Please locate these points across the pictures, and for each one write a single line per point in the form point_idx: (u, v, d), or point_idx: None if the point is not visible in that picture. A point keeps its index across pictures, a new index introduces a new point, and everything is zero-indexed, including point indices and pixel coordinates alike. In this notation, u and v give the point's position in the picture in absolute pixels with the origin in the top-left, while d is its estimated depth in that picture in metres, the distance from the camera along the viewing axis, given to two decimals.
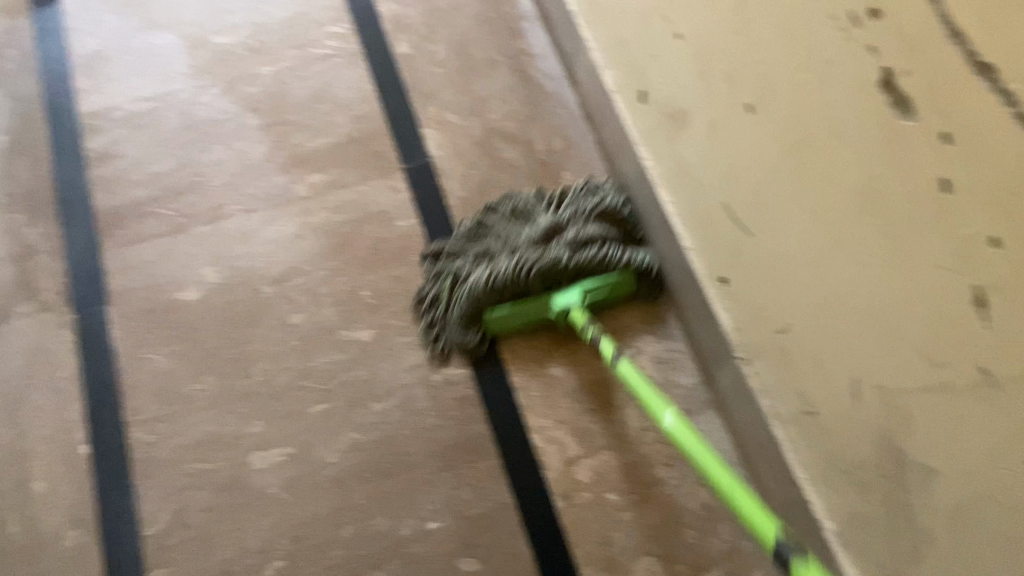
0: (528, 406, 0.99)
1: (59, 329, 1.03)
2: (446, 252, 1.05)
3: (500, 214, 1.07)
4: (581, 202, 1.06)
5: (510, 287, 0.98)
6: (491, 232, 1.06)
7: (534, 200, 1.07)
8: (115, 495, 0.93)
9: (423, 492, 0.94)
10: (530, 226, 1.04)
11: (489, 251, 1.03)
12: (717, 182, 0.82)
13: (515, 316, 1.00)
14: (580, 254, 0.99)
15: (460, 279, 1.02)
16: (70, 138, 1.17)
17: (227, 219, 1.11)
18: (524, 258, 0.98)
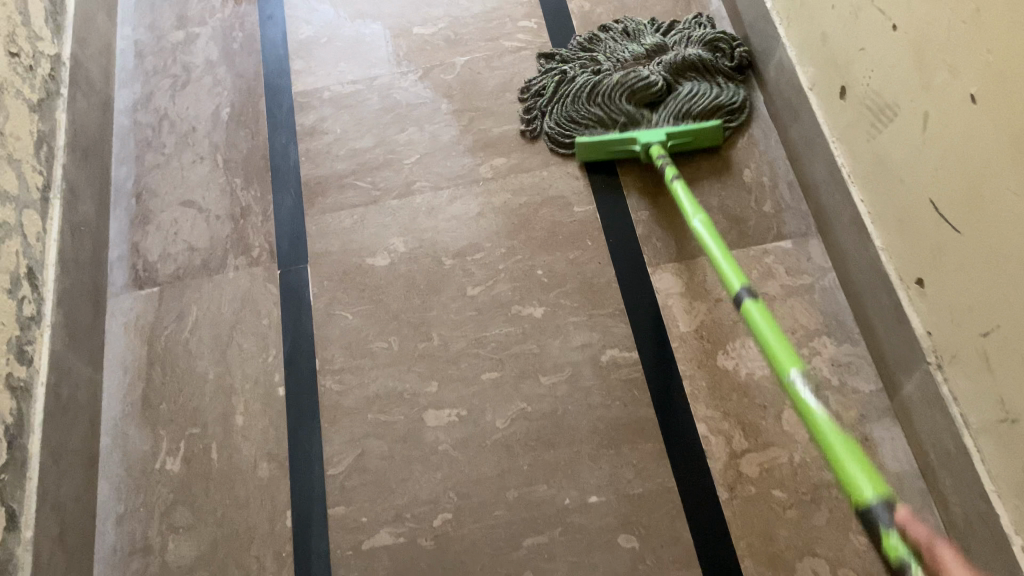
0: (695, 394, 0.99)
1: (265, 282, 1.13)
2: (560, 57, 1.26)
3: (613, 33, 1.26)
4: (687, 31, 1.24)
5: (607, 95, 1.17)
6: (602, 41, 1.25)
7: (648, 26, 1.26)
8: (304, 435, 1.01)
9: (586, 466, 0.96)
10: (637, 45, 1.23)
11: (595, 57, 1.23)
12: (922, 178, 0.81)
13: (600, 148, 1.15)
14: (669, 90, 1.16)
15: (567, 77, 1.22)
16: (283, 113, 1.29)
17: (416, 194, 1.19)
18: (625, 81, 1.16)
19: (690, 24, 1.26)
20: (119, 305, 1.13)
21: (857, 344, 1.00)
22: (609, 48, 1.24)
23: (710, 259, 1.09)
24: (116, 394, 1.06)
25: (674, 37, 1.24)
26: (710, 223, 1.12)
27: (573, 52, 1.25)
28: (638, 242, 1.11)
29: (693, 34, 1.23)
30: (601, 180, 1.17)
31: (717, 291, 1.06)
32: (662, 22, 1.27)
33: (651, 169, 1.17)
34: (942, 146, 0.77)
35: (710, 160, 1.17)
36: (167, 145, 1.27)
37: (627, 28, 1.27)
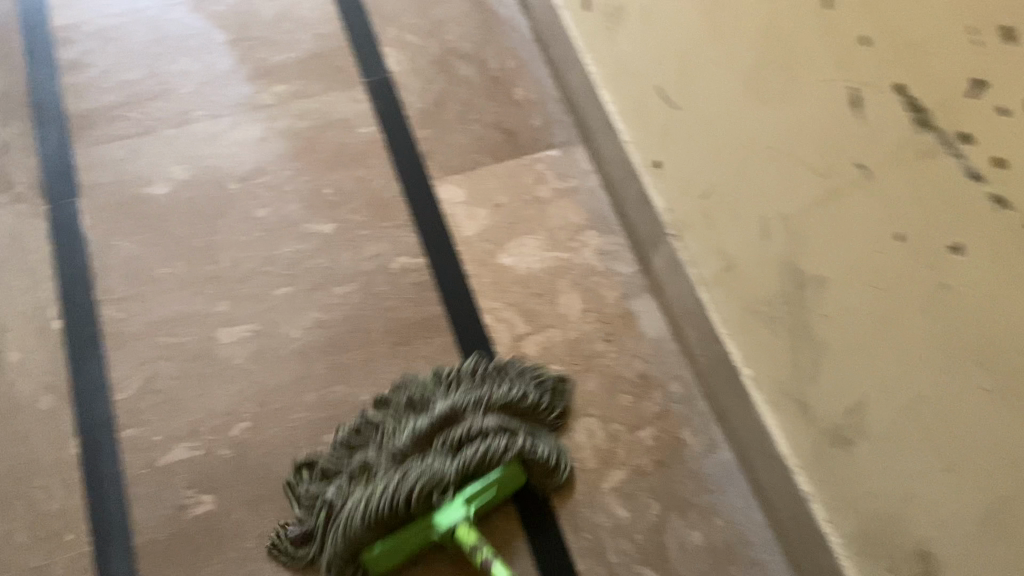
0: (479, 290, 1.07)
1: (32, 218, 1.07)
2: (319, 468, 0.90)
3: (391, 409, 0.93)
4: (480, 390, 0.93)
5: (388, 517, 0.83)
6: (373, 441, 0.90)
7: (425, 384, 0.94)
8: (87, 365, 0.98)
9: (382, 363, 1.01)
10: (419, 421, 0.90)
11: (361, 462, 0.87)
12: (649, 66, 0.91)
13: (395, 549, 0.84)
14: (462, 457, 0.86)
15: (335, 510, 0.85)
16: (43, 49, 1.22)
17: (194, 122, 1.17)
18: (415, 488, 0.83)
19: (484, 367, 0.96)
20: None
21: (618, 235, 1.12)
22: (384, 436, 0.90)
23: (487, 171, 1.16)
24: None
25: (466, 394, 0.92)
26: (486, 138, 1.19)
27: (328, 458, 0.90)
28: (421, 158, 1.17)
29: (496, 394, 0.93)
30: (383, 103, 1.21)
31: (496, 198, 1.14)
32: (447, 372, 0.96)
33: (430, 92, 1.22)
34: (654, 41, 0.89)
35: (484, 81, 1.24)
36: None
37: (409, 399, 0.93)
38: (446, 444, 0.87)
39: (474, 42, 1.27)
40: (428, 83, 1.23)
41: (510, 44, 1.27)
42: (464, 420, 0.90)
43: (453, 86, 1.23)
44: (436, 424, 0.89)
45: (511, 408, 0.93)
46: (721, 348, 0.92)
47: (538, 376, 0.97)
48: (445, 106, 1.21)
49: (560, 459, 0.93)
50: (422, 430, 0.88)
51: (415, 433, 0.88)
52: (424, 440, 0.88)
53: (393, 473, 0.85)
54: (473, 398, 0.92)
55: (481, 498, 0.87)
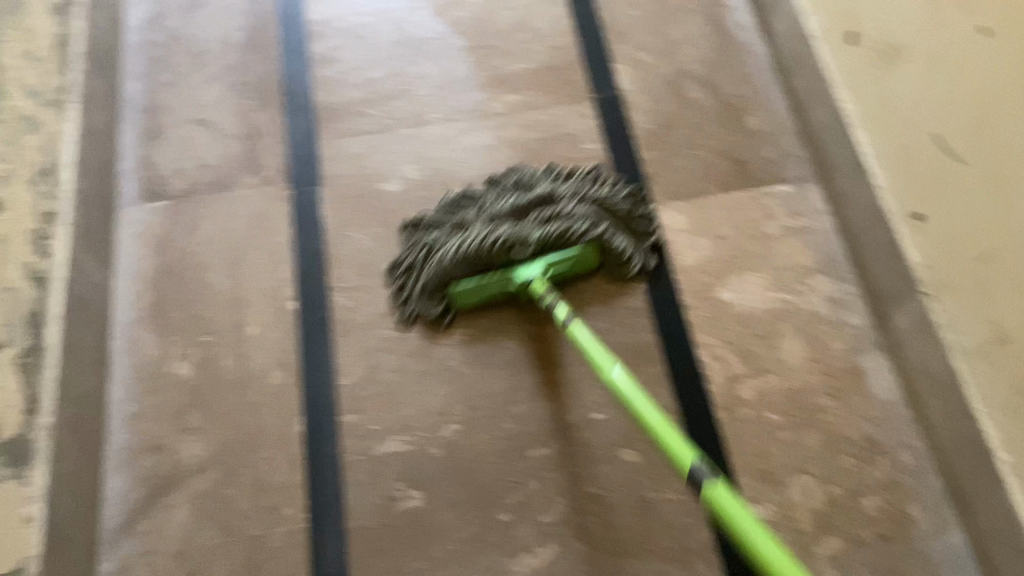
0: (696, 323, 1.03)
1: (278, 201, 1.14)
2: (425, 223, 1.07)
3: (500, 188, 1.08)
4: (578, 185, 1.07)
5: (478, 259, 0.99)
6: (474, 207, 1.07)
7: (538, 176, 1.09)
8: (316, 348, 1.03)
9: (590, 385, 0.99)
10: (519, 196, 1.05)
11: (462, 220, 1.05)
12: (927, 116, 0.88)
13: (479, 291, 1.01)
14: (547, 227, 1.00)
15: (434, 250, 1.03)
16: (297, 40, 1.28)
17: (429, 125, 1.20)
18: (503, 244, 0.98)
19: (588, 180, 1.09)
20: (131, 216, 1.13)
21: (850, 284, 1.05)
22: (485, 205, 1.06)
23: (713, 199, 1.12)
24: (128, 300, 1.06)
25: (567, 184, 1.08)
26: (714, 165, 1.15)
27: (438, 211, 1.08)
28: (646, 179, 1.14)
29: (594, 194, 1.06)
30: (613, 120, 1.19)
31: (720, 229, 1.10)
32: (557, 169, 1.10)
33: (660, 112, 1.19)
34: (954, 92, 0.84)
35: (717, 105, 1.19)
36: (179, 65, 1.26)
37: (517, 180, 1.08)
38: (538, 217, 1.03)
39: (709, 64, 1.23)
40: (658, 102, 1.20)
41: (747, 70, 1.22)
42: (562, 206, 1.04)
43: (684, 108, 1.20)
44: (535, 202, 1.05)
45: (608, 208, 1.06)
46: (973, 425, 0.84)
47: (636, 190, 1.11)
48: (674, 127, 1.18)
49: (634, 256, 1.06)
50: (522, 205, 1.04)
51: (517, 205, 1.04)
52: (523, 213, 1.04)
53: (486, 226, 1.01)
54: (573, 189, 1.07)
55: (560, 267, 1.02)
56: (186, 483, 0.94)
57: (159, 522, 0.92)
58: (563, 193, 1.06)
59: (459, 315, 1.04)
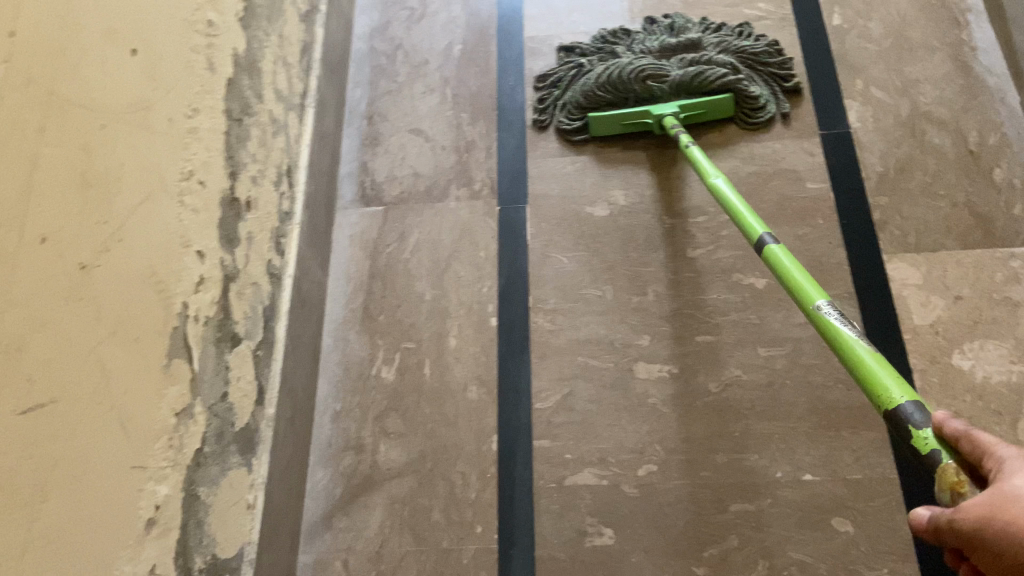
0: (924, 390, 0.95)
1: (486, 216, 1.15)
2: (579, 51, 1.25)
3: (657, 27, 1.24)
4: (725, 36, 1.20)
5: (620, 84, 1.14)
6: (626, 43, 1.23)
7: (692, 27, 1.23)
8: (515, 367, 1.03)
9: (802, 443, 0.93)
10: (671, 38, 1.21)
11: (613, 49, 1.21)
12: None
13: (613, 120, 1.15)
14: (687, 68, 1.14)
15: (582, 71, 1.21)
16: (512, 57, 1.29)
17: (641, 151, 1.17)
18: (644, 74, 1.13)
19: (735, 32, 1.22)
20: (347, 218, 1.17)
21: None
22: (635, 42, 1.22)
23: (949, 255, 1.03)
24: (340, 299, 1.11)
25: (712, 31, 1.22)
26: (953, 217, 1.05)
27: (596, 45, 1.24)
28: (874, 227, 1.07)
29: (733, 43, 1.19)
30: (838, 160, 1.12)
31: (956, 289, 1.01)
32: (710, 22, 1.24)
33: (892, 156, 1.11)
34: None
35: (958, 153, 1.10)
36: (400, 75, 1.30)
37: (672, 23, 1.24)
38: (683, 59, 1.16)
39: (951, 108, 1.14)
40: (891, 144, 1.12)
41: (995, 117, 1.12)
42: (706, 48, 1.19)
43: (921, 152, 1.11)
44: (682, 44, 1.19)
45: (744, 54, 1.18)
46: None
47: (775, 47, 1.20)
48: (907, 173, 1.10)
49: (768, 105, 1.16)
50: (670, 45, 1.19)
51: (664, 44, 1.20)
52: (669, 53, 1.20)
53: (635, 57, 1.17)
54: (716, 38, 1.20)
55: (693, 111, 1.14)
56: (384, 485, 0.96)
57: (356, 522, 0.95)
58: (707, 40, 1.20)
59: (595, 142, 1.19)
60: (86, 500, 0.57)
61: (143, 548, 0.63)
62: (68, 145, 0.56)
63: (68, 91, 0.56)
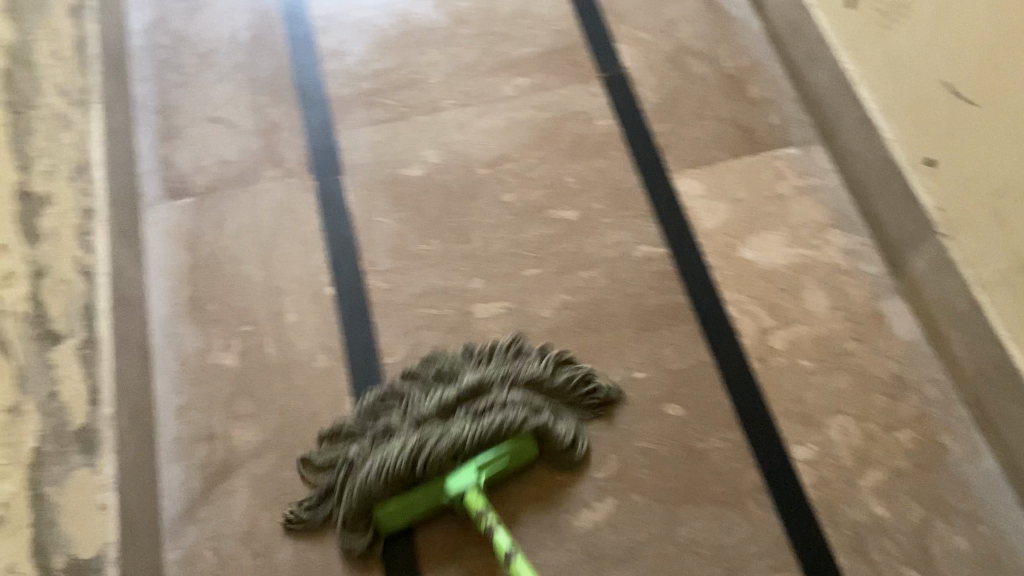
0: (723, 282, 1.08)
1: (304, 192, 1.15)
2: (344, 432, 0.96)
3: (420, 379, 0.98)
4: (506, 368, 0.97)
5: (400, 476, 0.87)
6: (398, 407, 0.96)
7: (456, 360, 0.99)
8: (357, 330, 1.05)
9: (630, 347, 1.03)
10: (449, 390, 0.95)
11: (387, 426, 0.93)
12: (938, 63, 0.94)
13: (407, 507, 0.88)
14: (481, 423, 0.90)
15: (352, 470, 0.91)
16: (301, 36, 1.29)
17: (443, 111, 1.22)
18: (449, 462, 0.88)
19: (526, 359, 0.99)
20: (156, 214, 1.13)
21: (863, 235, 1.10)
22: (410, 404, 0.95)
23: (725, 165, 1.17)
24: (163, 296, 1.07)
25: (498, 371, 0.97)
26: (722, 133, 1.19)
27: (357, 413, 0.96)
28: (660, 151, 1.18)
29: (524, 371, 0.97)
30: (621, 97, 1.23)
31: (735, 193, 1.15)
32: (477, 348, 1.00)
33: (665, 88, 1.24)
34: (962, 30, 0.89)
35: (718, 78, 1.25)
36: (188, 65, 1.25)
37: (439, 372, 0.98)
38: (468, 412, 0.93)
39: (707, 41, 1.28)
40: (662, 78, 1.25)
41: (743, 44, 1.28)
42: (490, 395, 0.95)
43: (688, 82, 1.24)
44: (462, 395, 0.94)
45: (538, 388, 0.97)
46: (999, 351, 0.92)
47: (550, 348, 1.01)
48: (680, 101, 1.23)
49: (578, 438, 0.96)
50: (452, 398, 0.94)
51: (441, 402, 0.94)
52: (448, 411, 0.94)
53: (416, 435, 0.90)
54: (502, 373, 0.97)
55: (494, 466, 0.90)
56: (244, 467, 0.95)
57: (221, 507, 0.93)
58: (494, 368, 0.97)
59: (387, 540, 0.91)
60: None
61: None
62: None
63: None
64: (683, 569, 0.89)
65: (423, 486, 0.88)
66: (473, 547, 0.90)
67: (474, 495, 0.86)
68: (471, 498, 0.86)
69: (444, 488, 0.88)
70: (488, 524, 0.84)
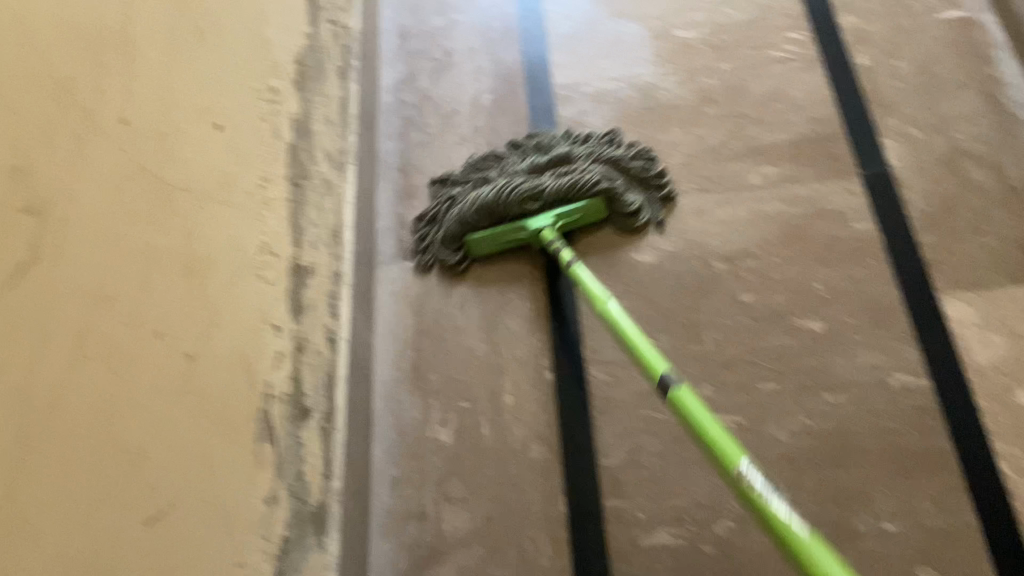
0: (996, 431, 0.94)
1: (532, 267, 1.13)
2: (450, 180, 1.18)
3: (523, 151, 1.17)
4: (595, 147, 1.15)
5: (493, 211, 1.09)
6: (497, 167, 1.15)
7: (553, 142, 1.16)
8: (575, 424, 1.00)
9: (879, 491, 0.92)
10: (535, 159, 1.15)
11: (487, 174, 1.14)
12: None
13: (496, 239, 1.10)
14: (559, 179, 1.09)
15: (454, 202, 1.14)
16: (542, 103, 1.27)
17: (682, 195, 1.16)
18: (528, 205, 1.09)
19: (614, 147, 1.16)
20: (388, 274, 1.14)
21: None
22: (507, 165, 1.15)
23: (1005, 291, 1.03)
24: (387, 359, 1.08)
25: (583, 143, 1.16)
26: (1002, 253, 1.05)
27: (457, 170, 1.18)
28: (926, 265, 1.06)
29: (612, 155, 1.15)
30: (883, 199, 1.12)
31: (1016, 326, 1.00)
32: (575, 133, 1.18)
33: (934, 194, 1.11)
34: None
35: (1000, 188, 1.10)
36: (431, 125, 1.27)
37: (536, 142, 1.17)
38: (555, 173, 1.11)
39: (988, 144, 1.14)
40: (933, 182, 1.12)
41: None
42: (579, 166, 1.12)
43: (964, 189, 1.11)
44: (552, 161, 1.13)
45: (624, 168, 1.15)
46: None
47: (639, 143, 1.18)
48: (952, 211, 1.09)
49: (643, 211, 1.14)
50: (537, 152, 1.16)
51: (535, 163, 1.14)
52: (540, 171, 1.13)
53: (507, 180, 1.10)
54: (589, 146, 1.16)
55: (567, 218, 1.10)
56: (451, 554, 0.93)
57: None
58: (580, 151, 1.14)
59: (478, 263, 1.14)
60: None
61: None
62: (174, 229, 0.53)
63: (175, 180, 0.54)
64: None
65: (510, 224, 1.10)
66: None
67: (549, 233, 1.08)
68: (544, 234, 1.07)
69: (527, 227, 1.09)
70: (559, 251, 1.06)
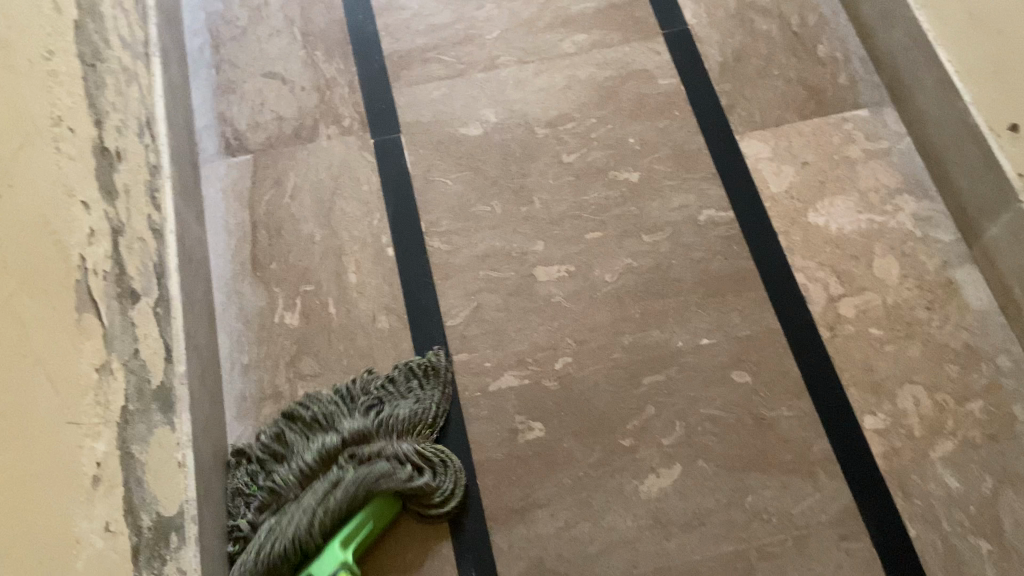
0: (791, 248, 1.05)
1: (363, 151, 1.13)
2: (235, 470, 0.92)
3: (305, 415, 0.95)
4: (392, 410, 0.95)
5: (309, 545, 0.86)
6: (284, 453, 0.93)
7: (342, 399, 0.96)
8: (420, 294, 1.04)
9: (696, 313, 1.02)
10: (339, 423, 0.94)
11: (281, 508, 0.89)
12: (998, 56, 0.96)
13: None
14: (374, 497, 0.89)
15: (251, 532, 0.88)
16: None
17: (501, 68, 1.19)
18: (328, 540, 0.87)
19: (403, 387, 0.97)
20: (213, 171, 1.12)
21: (935, 201, 1.07)
22: (300, 453, 0.92)
23: (793, 126, 1.14)
24: (223, 254, 1.06)
25: (376, 417, 0.95)
26: (790, 94, 1.16)
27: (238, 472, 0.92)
28: (725, 112, 1.16)
29: (405, 415, 0.95)
30: (684, 56, 1.20)
31: (803, 156, 1.12)
32: (364, 379, 0.98)
33: (729, 46, 1.21)
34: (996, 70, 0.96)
35: (784, 36, 1.21)
36: (241, 18, 1.23)
37: (314, 417, 0.95)
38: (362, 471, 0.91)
39: None
40: (727, 35, 1.21)
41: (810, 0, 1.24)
42: (375, 444, 0.93)
43: (753, 40, 1.21)
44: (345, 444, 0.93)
45: (420, 431, 0.95)
46: None
47: (425, 362, 0.98)
48: (745, 60, 1.19)
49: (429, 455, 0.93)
50: (336, 448, 0.92)
51: (323, 451, 0.92)
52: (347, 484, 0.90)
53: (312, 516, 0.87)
54: (383, 422, 0.94)
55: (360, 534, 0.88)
56: None
57: None
58: (396, 380, 0.97)
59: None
60: (38, 454, 0.55)
61: (95, 505, 0.60)
62: None
63: None
64: (749, 536, 0.89)
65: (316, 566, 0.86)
66: (538, 510, 0.91)
67: None
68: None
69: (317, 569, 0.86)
70: None
